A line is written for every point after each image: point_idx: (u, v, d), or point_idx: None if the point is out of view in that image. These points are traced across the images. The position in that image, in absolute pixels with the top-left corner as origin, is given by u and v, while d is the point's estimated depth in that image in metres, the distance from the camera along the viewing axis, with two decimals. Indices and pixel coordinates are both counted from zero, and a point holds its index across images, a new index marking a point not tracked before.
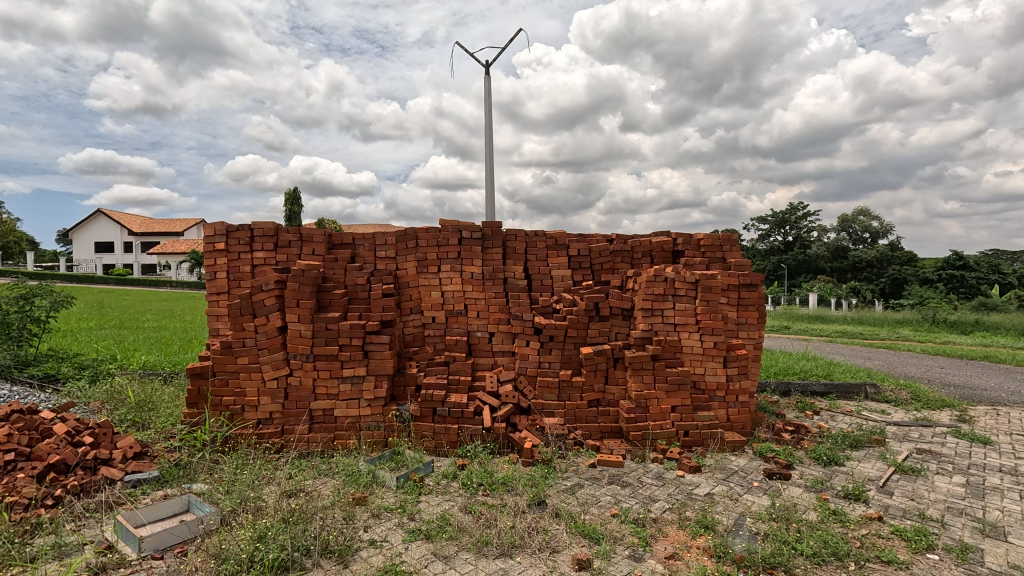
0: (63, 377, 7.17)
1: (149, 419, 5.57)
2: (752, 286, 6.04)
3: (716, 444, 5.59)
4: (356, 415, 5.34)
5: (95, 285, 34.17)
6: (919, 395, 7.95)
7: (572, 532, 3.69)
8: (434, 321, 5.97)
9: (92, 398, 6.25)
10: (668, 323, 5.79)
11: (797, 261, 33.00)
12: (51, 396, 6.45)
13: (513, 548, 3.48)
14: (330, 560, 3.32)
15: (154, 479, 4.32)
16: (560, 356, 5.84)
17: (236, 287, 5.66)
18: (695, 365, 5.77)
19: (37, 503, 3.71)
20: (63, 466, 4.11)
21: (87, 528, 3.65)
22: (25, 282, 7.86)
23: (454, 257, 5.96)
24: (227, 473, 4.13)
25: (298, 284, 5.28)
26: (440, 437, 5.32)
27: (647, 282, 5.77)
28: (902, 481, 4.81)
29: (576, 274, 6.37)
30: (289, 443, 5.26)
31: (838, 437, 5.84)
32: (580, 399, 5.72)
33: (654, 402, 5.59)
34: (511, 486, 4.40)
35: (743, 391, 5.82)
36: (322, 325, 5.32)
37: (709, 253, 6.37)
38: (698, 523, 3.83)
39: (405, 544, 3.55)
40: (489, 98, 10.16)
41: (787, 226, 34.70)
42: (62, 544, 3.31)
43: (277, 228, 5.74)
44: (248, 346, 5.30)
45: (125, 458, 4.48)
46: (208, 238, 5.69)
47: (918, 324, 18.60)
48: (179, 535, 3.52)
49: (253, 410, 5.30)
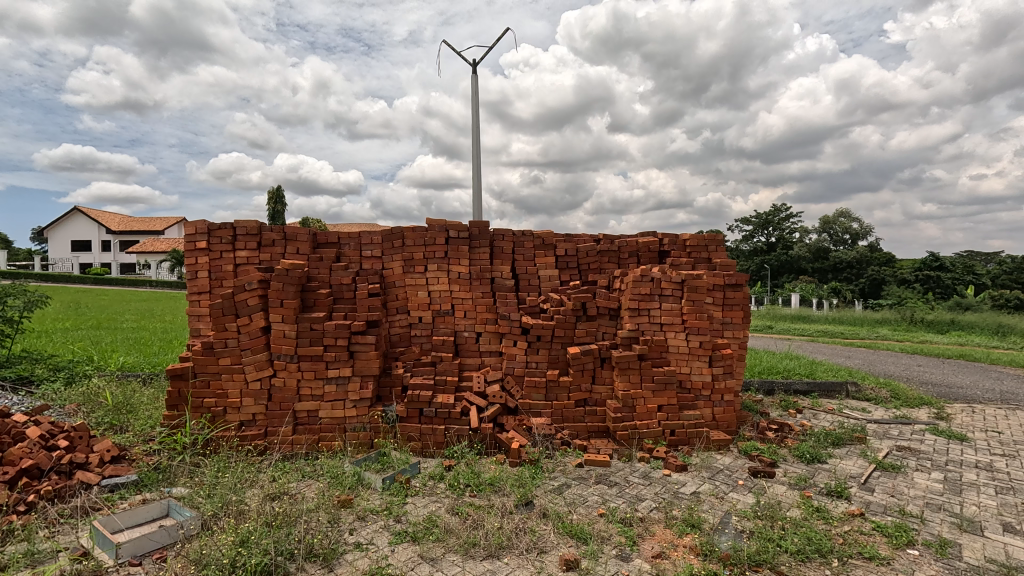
0: (37, 379, 6.96)
1: (128, 422, 5.42)
2: (737, 286, 6.11)
3: (701, 443, 5.64)
4: (341, 416, 5.27)
5: (72, 283, 33.78)
6: (898, 393, 8.11)
7: (560, 532, 3.68)
8: (421, 321, 5.92)
9: (67, 401, 6.10)
10: (654, 322, 5.83)
11: (780, 261, 33.47)
12: (24, 399, 6.28)
13: (501, 550, 3.46)
14: (315, 564, 3.28)
15: (133, 483, 4.21)
16: (547, 356, 5.82)
17: (218, 287, 5.56)
18: (682, 364, 5.83)
19: (8, 509, 3.60)
20: (36, 471, 3.99)
21: (61, 534, 3.54)
22: None
23: (440, 256, 5.93)
24: (208, 477, 4.04)
25: (282, 284, 5.21)
26: (427, 438, 5.28)
27: (634, 281, 5.79)
28: (883, 478, 4.89)
29: (563, 274, 6.38)
30: (273, 445, 5.18)
31: (821, 435, 5.90)
32: (567, 399, 5.72)
33: (641, 402, 5.63)
34: (499, 487, 4.38)
35: (728, 390, 5.88)
36: (306, 325, 5.23)
37: (695, 254, 6.41)
38: (685, 521, 3.85)
39: (391, 546, 3.51)
40: (476, 94, 10.19)
41: (770, 227, 35.27)
42: (34, 551, 3.21)
43: (261, 227, 5.66)
44: (230, 346, 5.22)
45: (102, 462, 4.37)
46: (188, 236, 5.58)
47: (896, 324, 19.00)
48: (158, 540, 3.42)
49: (236, 412, 5.20)
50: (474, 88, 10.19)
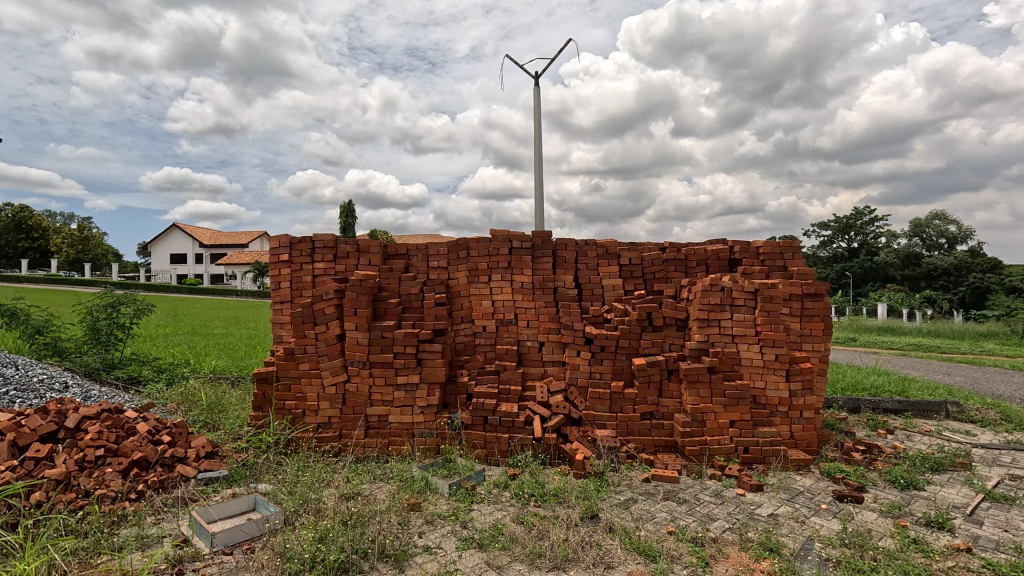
0: (143, 379, 7.75)
1: (219, 421, 5.90)
2: (817, 296, 5.75)
3: (779, 462, 5.32)
4: (409, 422, 5.45)
5: (170, 293, 37.29)
6: (1010, 415, 7.25)
7: (627, 548, 3.60)
8: (485, 330, 6.03)
9: (169, 400, 6.74)
10: (726, 334, 5.59)
11: (864, 268, 31.05)
12: (134, 397, 7.01)
13: (567, 562, 3.43)
14: (387, 564, 3.39)
15: (224, 478, 4.58)
16: (612, 367, 5.72)
17: (298, 296, 5.95)
18: (756, 378, 5.55)
19: (122, 496, 4.02)
20: (144, 462, 4.43)
21: (165, 521, 3.90)
22: (112, 291, 8.56)
23: (504, 266, 6.02)
24: (289, 475, 4.32)
25: (356, 293, 5.50)
26: (492, 446, 5.35)
27: (703, 291, 5.59)
28: (993, 510, 4.39)
29: (628, 283, 6.26)
30: (347, 448, 5.43)
31: (916, 458, 5.38)
32: (632, 411, 5.60)
33: (711, 417, 5.40)
34: (563, 498, 4.35)
35: (808, 407, 5.53)
36: (378, 332, 5.46)
37: (769, 262, 6.10)
38: (762, 545, 3.64)
39: (458, 552, 3.58)
40: (539, 105, 10.30)
41: (852, 232, 32.84)
42: (144, 535, 3.56)
43: (336, 240, 6.00)
44: (309, 352, 5.55)
45: (198, 457, 4.78)
46: (273, 249, 6.03)
47: (1004, 338, 17.03)
48: (248, 532, 3.69)
49: (314, 415, 5.51)
50: (536, 100, 10.31)
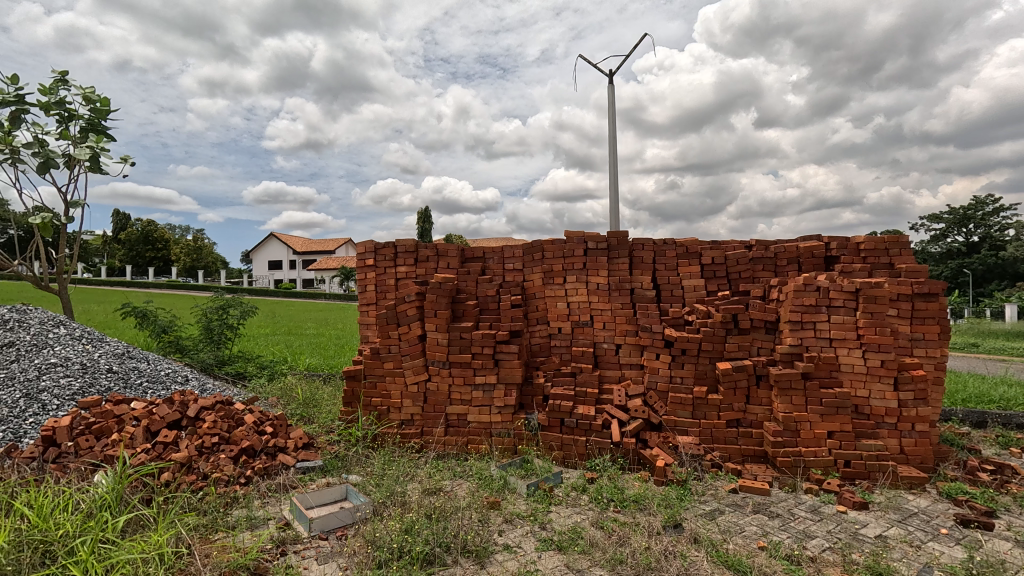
0: (249, 375, 8.53)
1: (314, 414, 6.36)
2: (931, 296, 5.18)
3: (886, 479, 4.84)
4: (488, 421, 5.56)
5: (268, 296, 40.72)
6: None
7: (714, 561, 3.43)
8: (560, 331, 6.02)
9: (270, 394, 7.37)
10: (822, 338, 5.17)
11: (987, 265, 27.47)
12: (241, 390, 7.74)
13: (650, 571, 3.31)
14: (469, 559, 3.47)
15: (319, 468, 4.92)
16: (694, 371, 5.48)
17: (382, 299, 6.28)
18: (858, 386, 5.09)
19: (234, 480, 4.46)
20: (252, 450, 4.87)
21: (270, 504, 4.27)
22: (222, 294, 9.49)
23: (579, 268, 5.97)
24: (377, 469, 4.57)
25: (435, 296, 5.70)
26: (569, 449, 5.33)
27: (795, 291, 5.20)
28: None
29: (710, 283, 5.98)
30: (428, 445, 5.64)
31: None
32: (717, 418, 5.34)
33: (806, 427, 5.02)
34: (644, 505, 4.23)
35: (921, 419, 4.99)
36: (456, 333, 5.62)
37: (872, 259, 5.58)
38: (869, 569, 3.33)
39: (538, 552, 3.59)
40: (613, 103, 10.12)
41: (971, 224, 29.17)
42: (252, 516, 3.91)
43: (417, 244, 6.25)
44: (393, 352, 5.82)
45: (296, 448, 5.17)
46: (360, 254, 6.40)
47: None
48: (341, 519, 3.91)
49: (398, 412, 5.78)
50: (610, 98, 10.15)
